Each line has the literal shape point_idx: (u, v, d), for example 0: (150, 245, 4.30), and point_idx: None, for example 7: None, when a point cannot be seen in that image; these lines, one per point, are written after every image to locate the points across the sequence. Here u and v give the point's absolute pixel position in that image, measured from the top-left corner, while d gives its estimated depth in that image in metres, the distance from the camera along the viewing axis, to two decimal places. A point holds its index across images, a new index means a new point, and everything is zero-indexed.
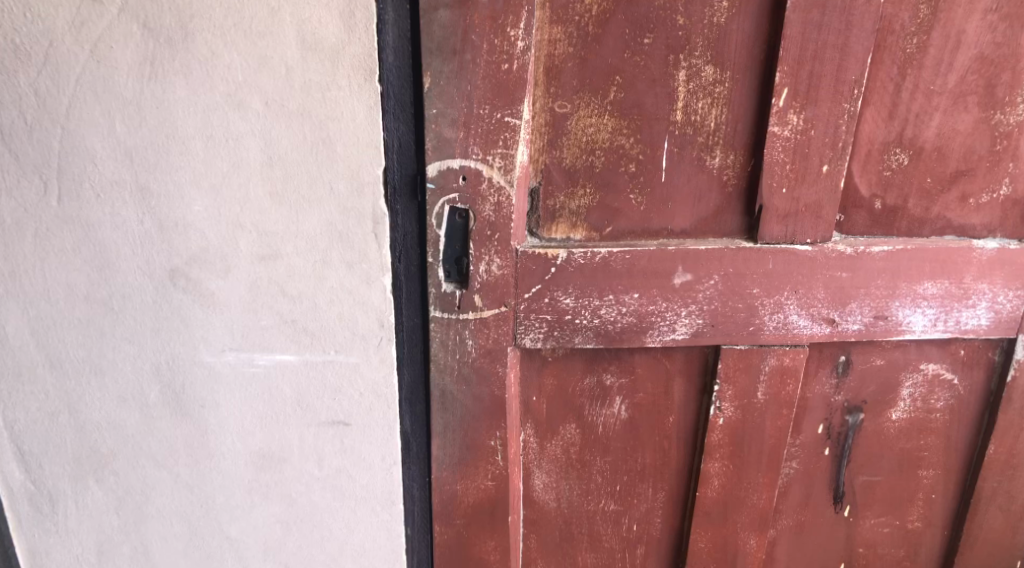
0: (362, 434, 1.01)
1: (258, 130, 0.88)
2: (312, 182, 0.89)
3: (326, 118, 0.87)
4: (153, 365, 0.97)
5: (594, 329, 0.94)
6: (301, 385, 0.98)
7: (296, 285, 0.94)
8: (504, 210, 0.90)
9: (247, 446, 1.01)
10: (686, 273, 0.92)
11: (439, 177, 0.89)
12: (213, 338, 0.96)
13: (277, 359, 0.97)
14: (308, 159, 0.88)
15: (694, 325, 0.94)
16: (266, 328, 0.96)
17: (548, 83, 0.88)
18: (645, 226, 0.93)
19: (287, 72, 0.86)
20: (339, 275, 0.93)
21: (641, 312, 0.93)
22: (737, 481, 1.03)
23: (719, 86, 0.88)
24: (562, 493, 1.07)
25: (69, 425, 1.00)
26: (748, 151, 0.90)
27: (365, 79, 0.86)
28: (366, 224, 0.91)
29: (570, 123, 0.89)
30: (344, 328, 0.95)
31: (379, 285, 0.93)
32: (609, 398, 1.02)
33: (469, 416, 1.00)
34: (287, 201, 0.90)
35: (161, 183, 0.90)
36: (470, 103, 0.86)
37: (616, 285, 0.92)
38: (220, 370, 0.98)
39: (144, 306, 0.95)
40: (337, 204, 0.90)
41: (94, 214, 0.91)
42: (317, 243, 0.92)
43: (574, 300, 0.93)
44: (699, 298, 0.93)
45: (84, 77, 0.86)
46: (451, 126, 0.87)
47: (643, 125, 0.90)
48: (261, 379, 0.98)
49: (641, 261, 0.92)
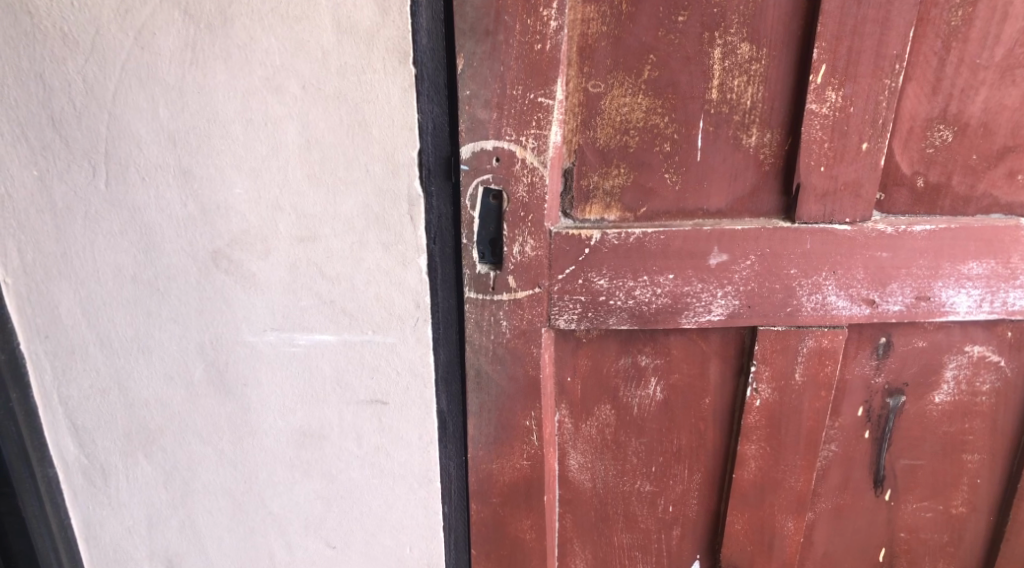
0: (399, 413, 1.03)
1: (296, 113, 0.89)
2: (349, 165, 0.91)
3: (362, 101, 0.88)
4: (198, 344, 1.01)
5: (628, 310, 0.94)
6: (340, 364, 1.01)
7: (334, 266, 0.95)
8: (537, 191, 0.90)
9: (288, 423, 1.04)
10: (722, 254, 0.91)
11: (472, 159, 0.89)
12: (255, 318, 0.99)
13: (316, 339, 1.00)
14: (345, 142, 0.90)
15: (730, 306, 0.93)
16: (306, 309, 0.98)
17: (582, 62, 0.88)
18: (680, 206, 0.93)
19: (323, 56, 0.87)
20: (376, 256, 0.94)
21: (676, 293, 0.93)
22: (775, 464, 1.02)
23: (755, 63, 0.87)
24: (597, 474, 1.07)
25: (120, 401, 1.04)
26: (786, 129, 0.89)
27: (399, 62, 0.86)
28: (401, 205, 0.92)
29: (603, 102, 0.89)
30: (381, 308, 0.97)
31: (415, 266, 0.94)
32: (644, 379, 1.01)
33: (504, 395, 1.01)
34: (325, 183, 0.92)
35: (203, 167, 0.92)
36: (504, 84, 0.86)
37: (651, 266, 0.92)
38: (262, 349, 1.00)
39: (188, 287, 0.98)
40: (373, 186, 0.91)
41: (140, 197, 0.94)
42: (354, 225, 0.93)
43: (608, 281, 0.93)
44: (735, 278, 0.92)
45: (129, 64, 0.88)
46: (484, 107, 0.88)
47: (677, 104, 0.89)
48: (301, 359, 1.01)
49: (675, 242, 0.91)
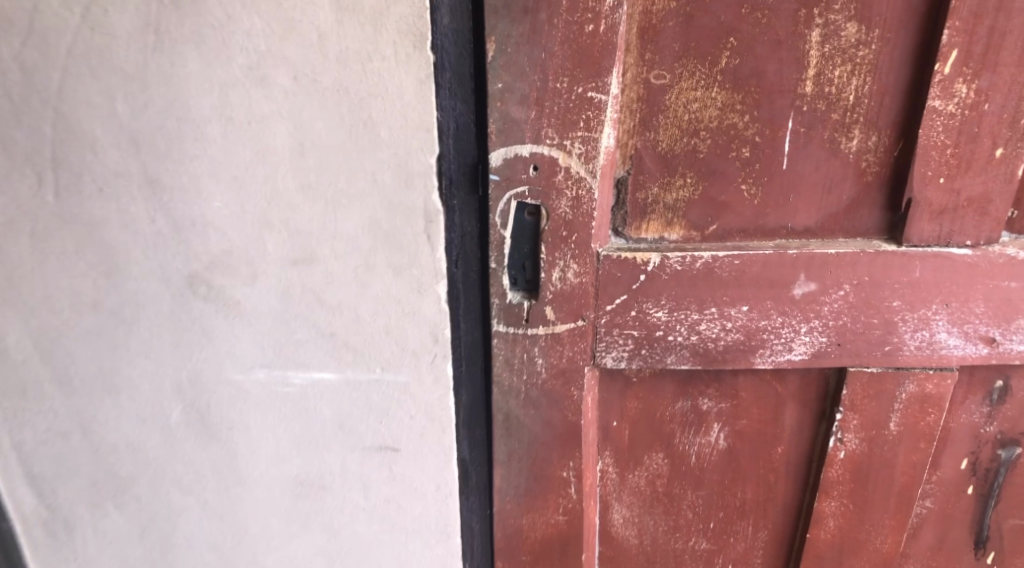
0: (413, 461, 0.87)
1: (286, 110, 0.71)
2: (352, 174, 0.73)
3: (368, 95, 0.70)
4: (174, 382, 0.84)
5: (690, 347, 0.78)
6: (342, 406, 0.85)
7: (335, 294, 0.79)
8: (583, 206, 0.72)
9: (283, 472, 0.88)
10: (809, 283, 0.74)
11: (504, 167, 0.72)
12: (240, 352, 0.82)
13: (314, 377, 0.83)
14: (345, 145, 0.71)
15: (815, 344, 0.77)
16: (302, 343, 0.81)
17: (643, 47, 0.68)
18: (759, 223, 0.74)
19: (319, 39, 0.68)
20: (385, 281, 0.78)
21: (750, 328, 0.77)
22: (858, 523, 0.86)
23: (863, 49, 0.67)
24: (645, 529, 0.92)
25: (84, 447, 0.88)
26: (896, 131, 0.70)
27: (415, 46, 0.68)
28: (417, 223, 0.74)
29: (668, 97, 0.70)
30: (392, 343, 0.81)
31: (433, 294, 0.78)
32: (705, 425, 0.85)
33: (538, 443, 0.85)
34: (322, 195, 0.74)
35: (174, 175, 0.74)
36: (545, 75, 0.68)
37: (720, 296, 0.76)
38: (251, 389, 0.84)
39: (161, 318, 0.80)
40: (382, 199, 0.73)
41: (98, 211, 0.76)
42: (358, 244, 0.76)
43: (667, 314, 0.77)
44: (822, 313, 0.75)
45: (76, 48, 0.70)
46: (520, 104, 0.69)
47: (762, 99, 0.69)
48: (297, 400, 0.84)
49: (752, 268, 0.74)
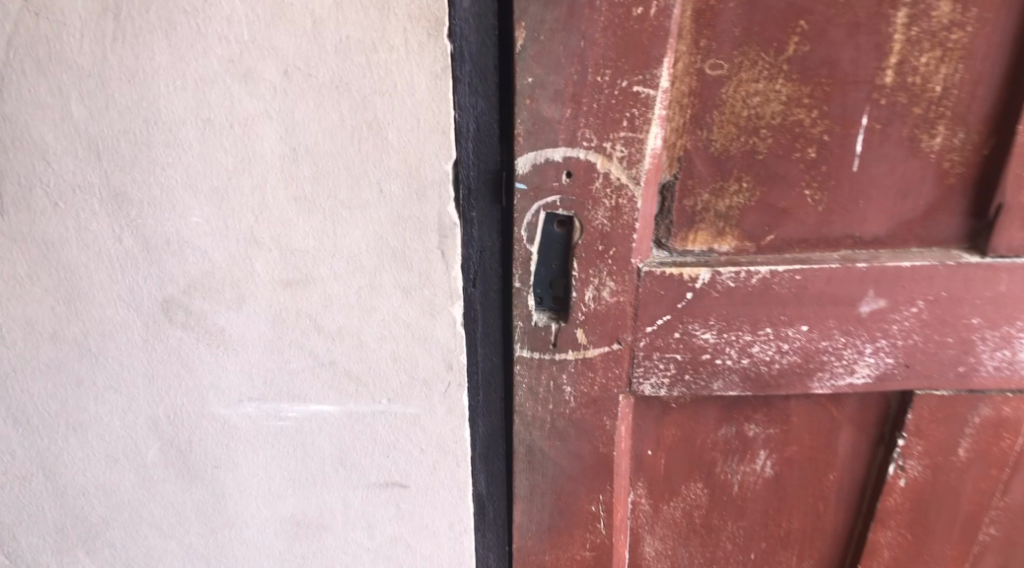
0: (423, 498, 0.76)
1: (275, 110, 0.59)
2: (354, 182, 0.62)
3: (373, 92, 0.59)
4: (149, 419, 0.72)
5: (740, 371, 0.69)
6: (342, 441, 0.73)
7: (334, 318, 0.67)
8: (623, 217, 0.62)
9: (276, 512, 0.77)
10: (877, 300, 0.66)
11: (533, 174, 0.61)
12: (225, 384, 0.70)
13: (311, 409, 0.72)
14: (347, 150, 0.61)
15: (880, 366, 0.69)
16: (297, 373, 0.70)
17: (698, 32, 0.58)
18: (823, 232, 0.65)
19: (314, 25, 0.57)
20: (392, 304, 0.67)
21: (808, 350, 0.68)
22: (915, 554, 0.78)
23: (956, 32, 0.58)
24: (679, 562, 0.83)
25: (48, 489, 0.76)
26: (987, 127, 0.61)
27: (429, 34, 0.57)
28: (429, 238, 0.64)
29: (724, 90, 0.60)
30: (400, 373, 0.70)
31: (446, 316, 0.67)
32: (750, 453, 0.76)
33: (564, 476, 0.74)
34: (319, 207, 0.63)
35: (143, 187, 0.62)
36: (583, 67, 0.58)
37: (776, 315, 0.67)
38: (237, 424, 0.72)
39: (132, 349, 0.69)
40: (390, 211, 0.63)
41: (52, 228, 0.64)
42: (361, 263, 0.65)
43: (715, 335, 0.68)
44: (891, 332, 0.67)
45: (19, 38, 0.58)
46: (553, 101, 0.59)
47: (834, 92, 0.60)
48: (291, 436, 0.73)
49: (816, 284, 0.65)
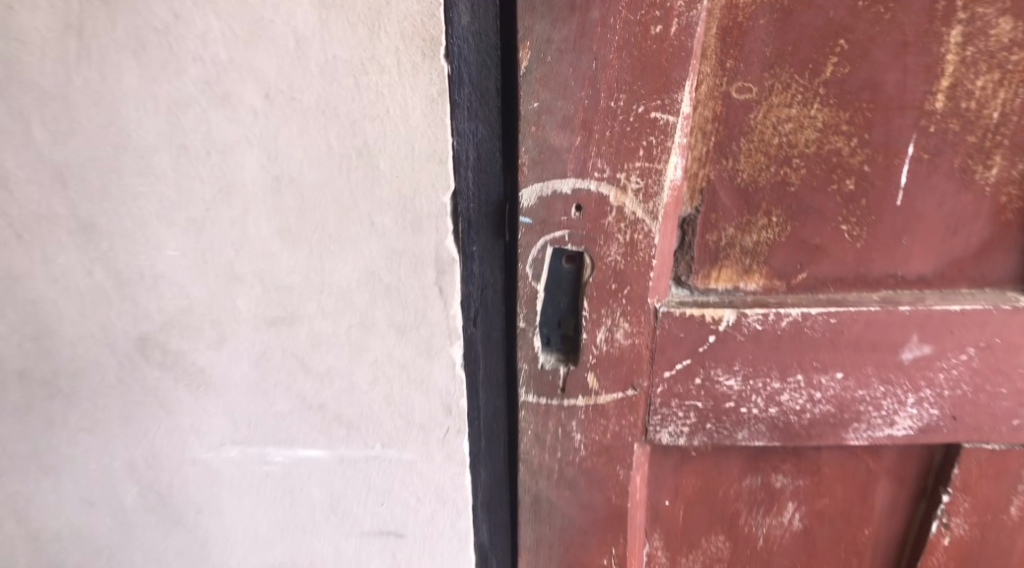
0: (422, 548, 0.70)
1: (255, 136, 0.54)
2: (342, 215, 0.56)
3: (362, 117, 0.53)
4: (127, 461, 0.66)
5: (768, 421, 0.63)
6: (334, 487, 0.67)
7: (323, 359, 0.62)
8: (639, 254, 0.56)
9: (263, 560, 0.71)
10: (922, 345, 0.59)
11: (539, 208, 0.55)
12: (207, 427, 0.64)
13: (300, 454, 0.66)
14: (334, 179, 0.55)
15: (923, 418, 0.62)
16: (283, 416, 0.64)
17: (724, 53, 0.53)
18: (861, 271, 0.59)
19: (297, 44, 0.51)
20: (386, 344, 0.61)
21: (844, 399, 0.62)
22: None
23: (1018, 51, 0.52)
24: None
25: (21, 534, 0.69)
26: None
27: (424, 55, 0.51)
28: (425, 274, 0.58)
29: (752, 116, 0.54)
30: (395, 417, 0.64)
31: (444, 357, 0.62)
32: (778, 504, 0.70)
33: (572, 528, 0.67)
34: (305, 240, 0.57)
35: (113, 219, 0.57)
36: (595, 90, 0.52)
37: (809, 361, 0.60)
38: (221, 468, 0.66)
39: (106, 388, 0.63)
40: (382, 245, 0.57)
41: (17, 262, 0.59)
42: (352, 301, 0.59)
43: (740, 382, 0.61)
44: (937, 381, 0.61)
45: None
46: (561, 129, 0.53)
47: (877, 118, 0.54)
48: (279, 482, 0.67)
49: (854, 327, 0.59)
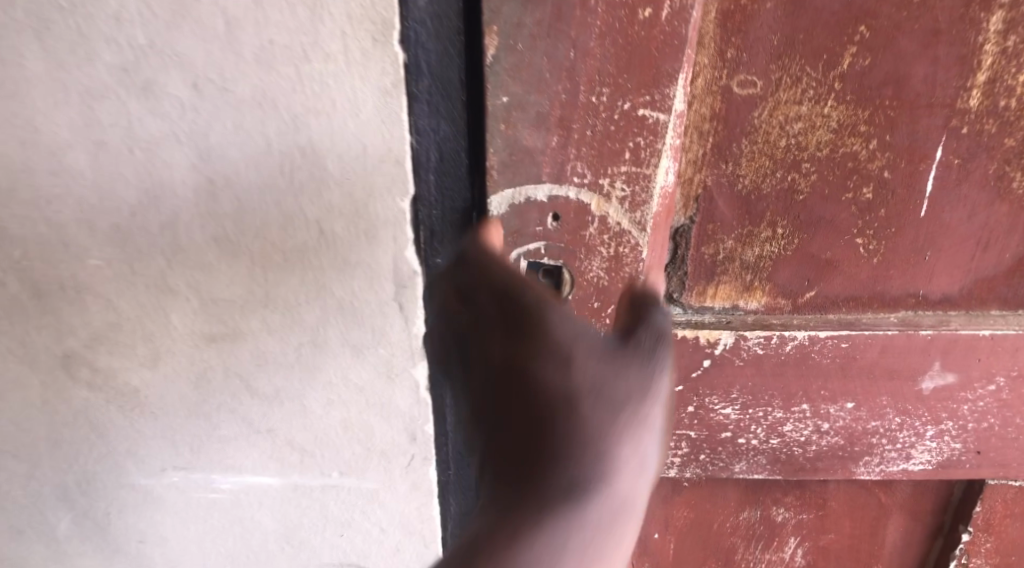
0: None
1: (184, 133, 0.46)
2: (287, 223, 0.49)
3: (305, 111, 0.46)
4: (58, 486, 0.59)
5: (769, 453, 0.57)
6: (287, 517, 0.61)
7: (271, 380, 0.55)
8: (625, 269, 0.50)
9: None
10: (944, 374, 0.53)
11: (511, 217, 0.48)
12: (146, 452, 0.58)
13: (249, 480, 0.59)
14: (276, 182, 0.48)
15: (942, 453, 0.56)
16: (228, 441, 0.58)
17: (724, 40, 0.45)
18: (877, 290, 0.52)
19: (227, 26, 0.44)
20: (341, 364, 0.54)
21: (855, 431, 0.55)
22: None
23: None
24: None
25: None
26: None
27: (375, 40, 0.44)
28: (383, 288, 0.52)
29: (756, 114, 0.47)
30: (353, 443, 0.58)
31: (407, 379, 0.55)
32: (778, 539, 0.63)
33: None
34: (246, 250, 0.50)
35: (25, 224, 0.49)
36: (576, 85, 0.44)
37: (816, 390, 0.54)
38: (162, 495, 0.60)
39: (29, 410, 0.56)
40: (333, 256, 0.50)
41: None
42: (301, 316, 0.53)
43: (739, 411, 0.55)
44: (959, 413, 0.54)
45: None
46: (535, 127, 0.46)
47: (901, 118, 0.47)
48: (227, 510, 0.61)
49: (868, 354, 0.53)
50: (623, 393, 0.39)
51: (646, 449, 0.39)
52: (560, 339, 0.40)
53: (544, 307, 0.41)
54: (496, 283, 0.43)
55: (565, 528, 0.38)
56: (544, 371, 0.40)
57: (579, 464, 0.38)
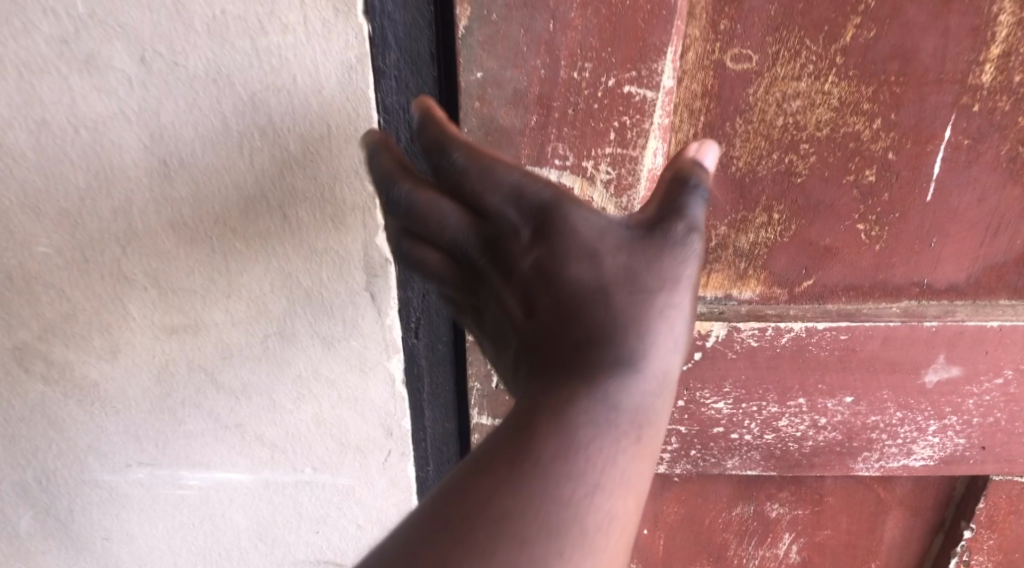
0: None
1: (133, 111, 0.43)
2: (248, 207, 0.46)
3: (264, 88, 0.42)
4: (18, 483, 0.57)
5: (763, 449, 0.54)
6: (259, 514, 0.59)
7: (238, 373, 0.52)
8: None
9: None
10: (949, 367, 0.50)
11: None
12: (108, 447, 0.55)
13: (217, 477, 0.57)
14: (235, 164, 0.45)
15: (945, 448, 0.54)
16: (195, 436, 0.55)
17: (717, 10, 0.41)
18: (878, 279, 0.49)
19: None
20: (310, 356, 0.52)
21: (854, 427, 0.53)
22: None
23: None
24: None
25: None
26: None
27: (338, 10, 0.40)
28: (353, 277, 0.48)
29: (751, 91, 0.43)
30: (326, 438, 0.55)
31: (381, 374, 0.52)
32: (772, 535, 0.61)
33: None
34: (206, 237, 0.47)
35: None
36: (555, 59, 0.41)
37: (814, 383, 0.51)
38: (127, 492, 0.57)
39: None
40: (299, 242, 0.47)
41: None
42: (267, 307, 0.50)
43: (731, 406, 0.52)
44: (964, 408, 0.52)
45: None
46: (513, 106, 0.43)
47: (908, 95, 0.43)
48: (196, 507, 0.58)
49: (869, 346, 0.50)
50: (657, 273, 0.36)
51: (684, 312, 0.36)
52: (582, 234, 0.37)
53: (561, 199, 0.37)
54: (502, 178, 0.38)
55: (599, 412, 0.35)
56: (569, 269, 0.36)
57: (617, 341, 0.35)
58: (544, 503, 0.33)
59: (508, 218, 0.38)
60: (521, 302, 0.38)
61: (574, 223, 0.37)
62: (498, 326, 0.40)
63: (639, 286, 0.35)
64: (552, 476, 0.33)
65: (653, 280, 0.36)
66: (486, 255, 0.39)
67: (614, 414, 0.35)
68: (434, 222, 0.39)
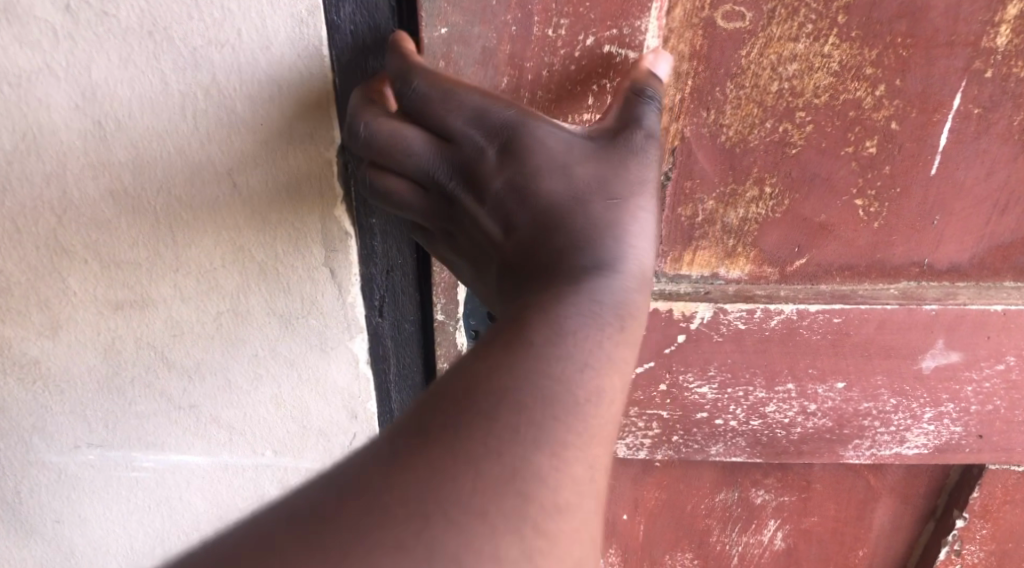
0: None
1: (61, 66, 0.39)
2: (193, 173, 0.42)
3: (207, 43, 0.38)
4: None
5: (750, 436, 0.51)
6: (218, 498, 0.56)
7: (190, 352, 0.49)
8: None
9: None
10: (948, 353, 0.47)
11: None
12: (55, 428, 0.52)
13: (172, 459, 0.54)
14: (177, 126, 0.41)
15: (940, 436, 0.51)
16: (146, 418, 0.52)
17: None
18: (876, 257, 0.46)
19: None
20: (267, 336, 0.48)
21: (845, 414, 0.50)
22: None
23: None
24: None
25: None
26: None
27: None
28: (311, 252, 0.45)
29: (745, 53, 0.40)
30: (287, 421, 0.52)
31: (343, 354, 0.49)
32: (758, 522, 0.58)
33: None
34: (148, 206, 0.43)
35: None
36: (528, 15, 0.37)
37: (804, 368, 0.48)
38: (77, 474, 0.54)
39: None
40: (250, 213, 0.43)
41: None
42: (219, 282, 0.46)
43: (716, 390, 0.49)
44: (962, 394, 0.49)
45: None
46: (482, 67, 0.39)
47: (915, 59, 0.39)
48: (150, 490, 0.55)
49: (864, 330, 0.46)
50: (627, 178, 0.34)
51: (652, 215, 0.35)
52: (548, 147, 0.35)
53: (524, 118, 0.35)
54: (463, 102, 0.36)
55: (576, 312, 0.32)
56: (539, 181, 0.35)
57: (598, 242, 0.34)
58: (536, 377, 0.31)
59: (472, 139, 0.36)
60: (496, 221, 0.35)
61: (540, 139, 0.35)
62: (474, 250, 0.37)
63: (613, 189, 0.34)
64: (540, 358, 0.31)
65: (625, 183, 0.34)
66: (454, 180, 0.37)
67: (603, 308, 0.33)
68: (400, 154, 0.37)
